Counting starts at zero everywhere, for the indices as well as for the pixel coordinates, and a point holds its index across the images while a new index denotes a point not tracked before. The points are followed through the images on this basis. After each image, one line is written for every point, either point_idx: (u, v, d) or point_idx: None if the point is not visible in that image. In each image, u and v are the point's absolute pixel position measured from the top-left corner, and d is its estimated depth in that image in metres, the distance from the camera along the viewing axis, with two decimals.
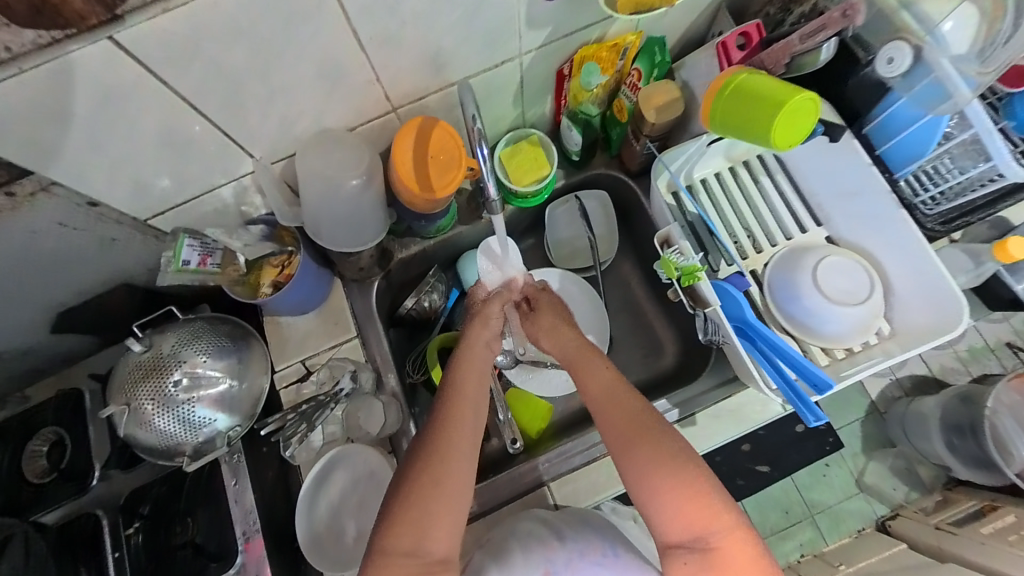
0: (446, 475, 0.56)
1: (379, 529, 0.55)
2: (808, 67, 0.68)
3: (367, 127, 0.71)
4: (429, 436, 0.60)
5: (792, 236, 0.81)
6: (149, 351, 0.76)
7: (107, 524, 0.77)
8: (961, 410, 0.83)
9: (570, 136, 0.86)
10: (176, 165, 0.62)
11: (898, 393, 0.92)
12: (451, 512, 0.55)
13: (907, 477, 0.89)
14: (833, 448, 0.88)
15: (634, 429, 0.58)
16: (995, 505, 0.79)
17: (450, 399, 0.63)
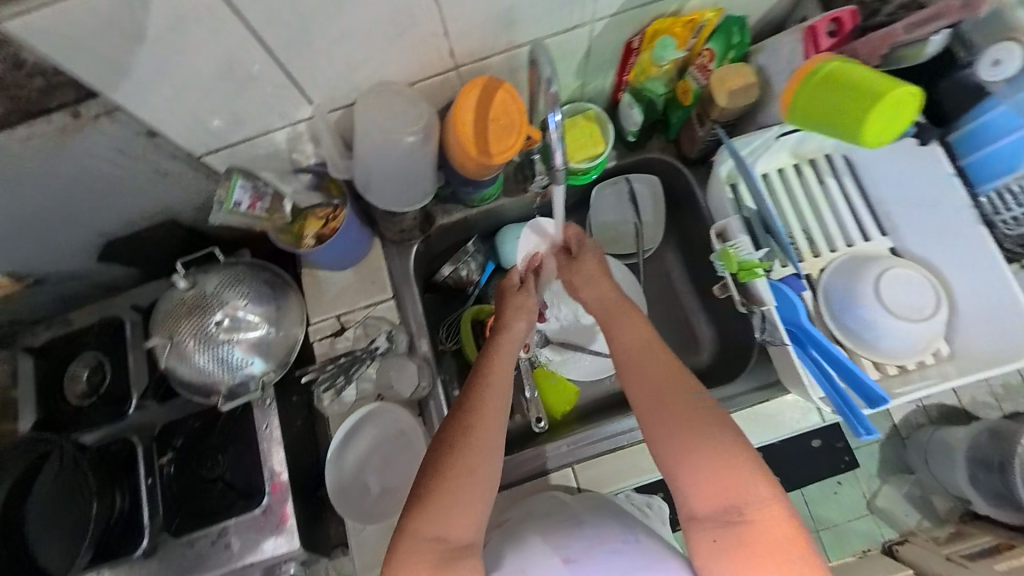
0: (476, 464, 0.57)
1: (409, 511, 0.55)
2: (910, 61, 0.64)
3: (427, 84, 0.69)
4: (456, 423, 0.59)
5: (854, 243, 0.77)
6: (193, 288, 0.77)
7: (141, 450, 0.81)
8: (990, 447, 0.79)
9: (630, 114, 0.82)
10: (237, 102, 0.62)
11: (923, 420, 0.89)
12: (476, 499, 0.55)
13: (921, 505, 0.87)
14: (847, 467, 0.86)
15: (666, 394, 0.58)
16: (1011, 543, 0.76)
17: (478, 387, 0.63)
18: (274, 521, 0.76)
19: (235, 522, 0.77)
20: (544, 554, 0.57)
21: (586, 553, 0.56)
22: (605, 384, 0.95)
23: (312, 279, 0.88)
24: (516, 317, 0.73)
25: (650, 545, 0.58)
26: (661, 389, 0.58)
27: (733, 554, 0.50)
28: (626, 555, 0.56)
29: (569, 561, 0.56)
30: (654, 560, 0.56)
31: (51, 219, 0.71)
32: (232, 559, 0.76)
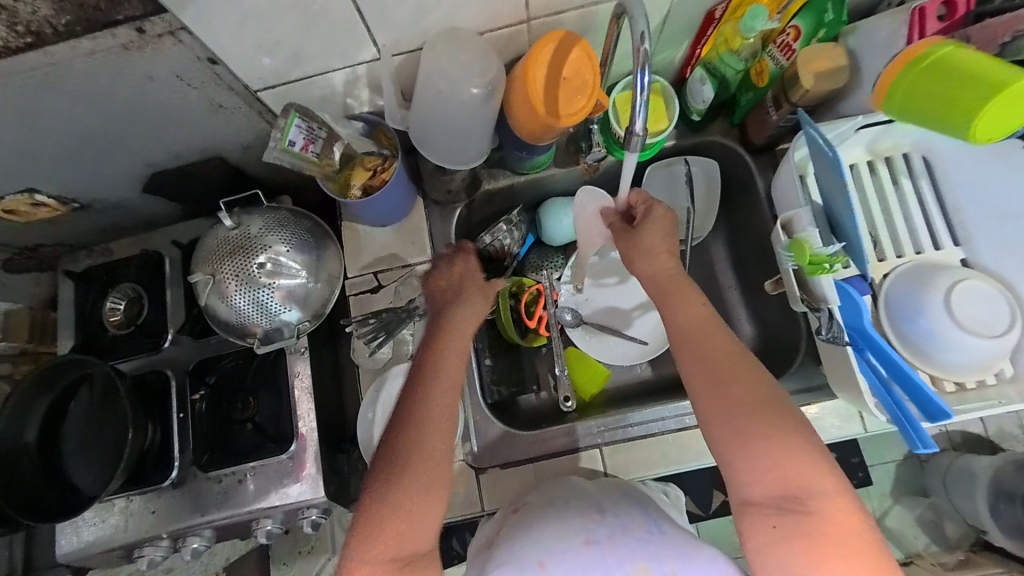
0: (422, 474, 0.56)
1: (362, 528, 0.54)
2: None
3: (496, 35, 0.65)
4: (405, 435, 0.57)
5: (923, 250, 0.73)
6: (237, 228, 0.76)
7: (175, 385, 0.82)
8: (1016, 477, 0.80)
9: (700, 91, 0.77)
10: (302, 35, 0.59)
11: (946, 445, 0.88)
12: (429, 510, 0.55)
13: (932, 529, 0.90)
14: (859, 483, 0.89)
15: (729, 377, 0.56)
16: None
17: (425, 397, 0.59)
18: (295, 469, 0.78)
19: (261, 464, 0.78)
20: (565, 538, 0.56)
21: (610, 538, 0.55)
22: (636, 370, 0.93)
23: (352, 233, 0.87)
24: (463, 307, 0.69)
25: (674, 534, 0.57)
26: (724, 371, 0.56)
27: (796, 543, 0.49)
28: (653, 541, 0.55)
29: (591, 543, 0.55)
30: (682, 549, 0.54)
31: (103, 143, 0.71)
32: (256, 500, 0.78)
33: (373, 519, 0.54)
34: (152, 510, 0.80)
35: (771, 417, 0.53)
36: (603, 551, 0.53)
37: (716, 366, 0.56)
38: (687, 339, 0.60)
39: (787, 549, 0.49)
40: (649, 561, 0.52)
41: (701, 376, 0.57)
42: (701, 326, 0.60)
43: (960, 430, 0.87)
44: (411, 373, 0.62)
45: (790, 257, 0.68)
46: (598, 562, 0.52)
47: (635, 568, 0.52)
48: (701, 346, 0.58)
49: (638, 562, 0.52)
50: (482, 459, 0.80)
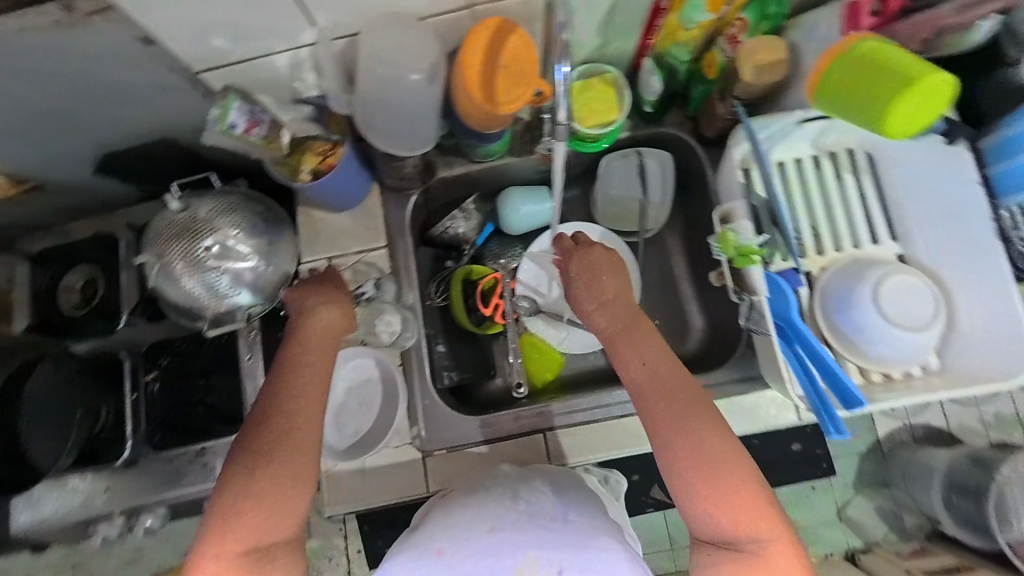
0: (274, 465, 0.57)
1: (217, 517, 0.55)
2: (955, 48, 0.63)
3: (440, 20, 0.65)
4: (265, 431, 0.58)
5: (861, 245, 0.74)
6: (185, 211, 0.76)
7: (128, 365, 0.84)
8: (969, 472, 0.81)
9: (649, 81, 0.78)
10: (238, 16, 0.59)
11: (908, 438, 0.92)
12: (286, 505, 0.56)
13: (892, 518, 0.91)
14: (823, 473, 0.89)
15: (688, 424, 0.58)
16: (971, 565, 0.79)
17: (284, 395, 0.60)
18: None
19: (216, 444, 0.80)
20: (474, 525, 0.57)
21: (513, 526, 0.56)
22: (592, 359, 0.94)
23: (309, 219, 0.87)
24: (330, 310, 0.67)
25: (577, 527, 0.58)
26: (677, 420, 0.59)
27: None
28: (553, 532, 0.56)
29: (494, 531, 0.56)
30: (578, 545, 0.55)
31: (46, 121, 0.70)
32: (207, 479, 0.80)
33: (221, 514, 0.55)
34: (104, 488, 0.81)
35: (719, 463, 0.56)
36: (502, 537, 0.55)
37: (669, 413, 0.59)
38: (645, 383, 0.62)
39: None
40: (540, 551, 0.53)
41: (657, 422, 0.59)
42: (656, 373, 0.61)
43: (922, 424, 0.90)
44: (275, 373, 0.62)
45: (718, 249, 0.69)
46: (495, 548, 0.53)
47: (524, 560, 0.52)
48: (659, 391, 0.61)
49: (529, 554, 0.52)
50: (428, 444, 0.81)
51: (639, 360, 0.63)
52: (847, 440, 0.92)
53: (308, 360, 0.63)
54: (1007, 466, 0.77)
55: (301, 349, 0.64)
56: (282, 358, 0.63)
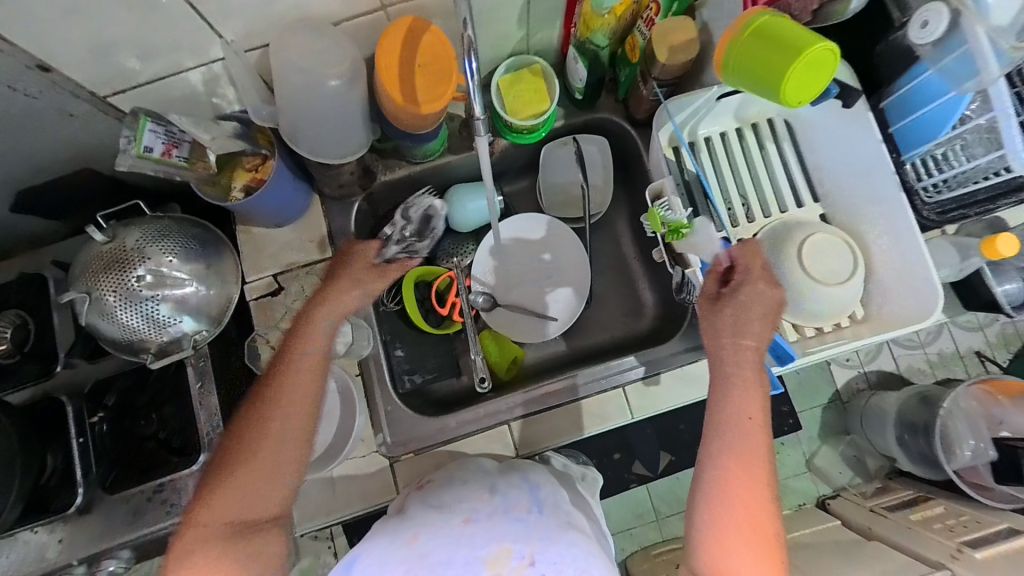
0: (254, 456, 0.61)
1: (206, 488, 0.61)
2: (836, 18, 0.62)
3: (354, 24, 0.65)
4: (252, 447, 0.62)
5: (787, 210, 0.79)
6: (112, 242, 0.73)
7: (71, 409, 0.77)
8: (917, 410, 0.88)
9: (576, 69, 0.80)
10: (140, 33, 0.57)
11: (863, 385, 0.98)
12: (275, 484, 0.62)
13: (855, 463, 0.98)
14: (791, 429, 0.97)
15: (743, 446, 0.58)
16: (927, 496, 0.88)
17: (273, 390, 0.64)
18: None
19: (175, 478, 0.76)
20: (450, 518, 0.59)
21: (488, 519, 0.58)
22: (554, 346, 0.95)
23: (249, 236, 0.85)
24: (349, 289, 0.69)
25: (551, 519, 0.60)
26: (748, 461, 0.58)
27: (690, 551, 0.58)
28: (528, 525, 0.58)
29: (470, 522, 0.58)
30: (551, 536, 0.57)
31: None
32: (171, 515, 0.75)
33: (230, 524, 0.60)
34: (58, 539, 0.76)
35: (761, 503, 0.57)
36: (477, 528, 0.57)
37: (741, 444, 0.58)
38: (730, 412, 0.60)
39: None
40: (513, 542, 0.56)
41: (723, 447, 0.59)
42: (750, 411, 0.59)
43: (875, 369, 0.97)
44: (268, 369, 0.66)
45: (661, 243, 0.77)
46: (468, 538, 0.56)
47: (497, 549, 0.55)
48: (739, 425, 0.59)
49: (502, 544, 0.55)
50: (394, 448, 0.82)
51: (739, 399, 0.60)
52: (804, 394, 0.99)
53: (288, 355, 0.65)
54: (947, 401, 0.84)
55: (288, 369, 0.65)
56: (275, 374, 0.65)
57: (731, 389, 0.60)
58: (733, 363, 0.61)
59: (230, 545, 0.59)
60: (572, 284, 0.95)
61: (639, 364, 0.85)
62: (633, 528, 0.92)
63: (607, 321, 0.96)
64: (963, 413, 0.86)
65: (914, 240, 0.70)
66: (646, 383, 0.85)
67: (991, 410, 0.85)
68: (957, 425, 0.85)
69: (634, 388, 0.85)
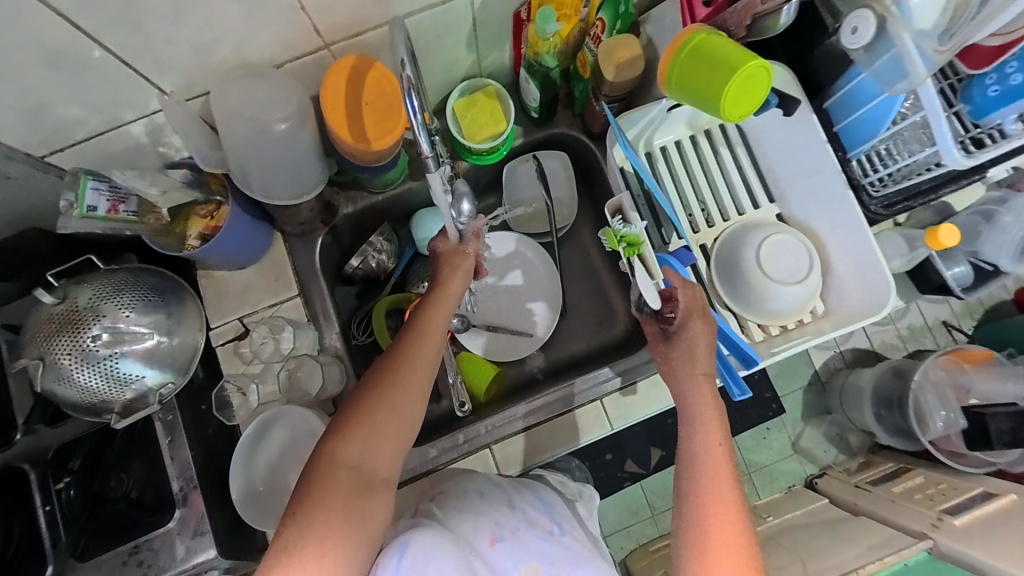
0: (399, 406, 0.60)
1: (327, 440, 0.58)
2: (769, 31, 0.64)
3: (298, 64, 0.65)
4: (362, 425, 0.58)
5: (745, 211, 0.81)
6: (63, 303, 0.71)
7: (35, 478, 0.74)
8: (892, 384, 0.91)
9: (529, 90, 0.81)
10: (73, 91, 0.56)
11: (840, 364, 1.01)
12: (399, 440, 0.60)
13: (838, 442, 0.99)
14: (775, 413, 0.99)
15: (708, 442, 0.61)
16: (908, 466, 0.92)
17: (406, 345, 0.63)
18: (189, 532, 0.73)
19: (149, 539, 0.73)
20: (478, 533, 0.65)
21: (513, 535, 0.65)
22: (533, 361, 0.96)
23: (211, 280, 0.83)
24: (452, 275, 0.70)
25: (574, 541, 0.67)
26: (720, 497, 0.58)
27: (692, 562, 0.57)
28: (552, 544, 0.66)
29: (497, 541, 0.65)
30: (574, 558, 0.65)
31: None
32: None
33: (323, 515, 0.55)
34: None
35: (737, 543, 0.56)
36: (505, 547, 0.64)
37: (708, 479, 0.59)
38: (692, 448, 0.61)
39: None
40: (540, 561, 0.64)
41: (692, 482, 0.60)
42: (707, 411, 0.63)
43: (851, 348, 1.00)
44: (402, 328, 0.65)
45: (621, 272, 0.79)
46: (501, 558, 0.63)
47: (524, 566, 0.63)
48: (704, 461, 0.60)
49: (528, 562, 0.63)
50: None
51: (699, 395, 0.63)
52: (783, 377, 1.00)
53: (430, 315, 0.66)
54: (919, 374, 0.88)
55: (417, 350, 0.63)
56: (387, 352, 0.63)
57: (695, 408, 0.63)
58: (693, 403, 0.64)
59: (323, 537, 0.54)
60: (545, 298, 0.95)
61: (615, 375, 0.86)
62: (631, 525, 0.92)
63: (583, 330, 0.97)
64: (932, 385, 0.88)
65: (863, 235, 0.72)
66: (622, 394, 0.86)
67: (958, 377, 0.88)
68: (928, 398, 0.87)
69: (611, 399, 0.86)
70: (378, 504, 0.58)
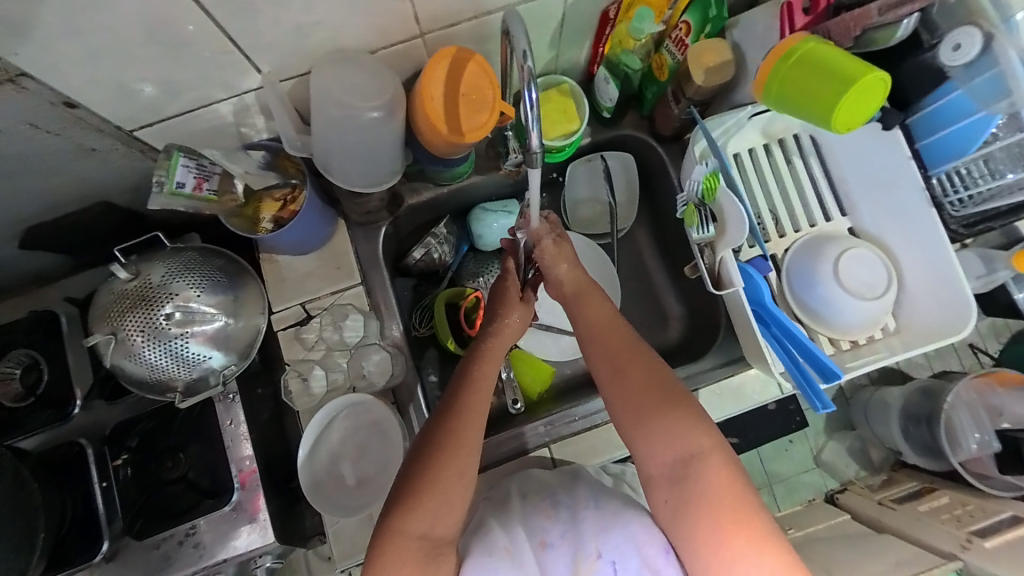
0: (464, 470, 0.60)
1: (394, 511, 0.58)
2: (879, 43, 0.68)
3: (390, 51, 0.65)
4: (419, 485, 0.58)
5: (816, 223, 0.81)
6: (136, 279, 0.70)
7: (92, 454, 0.73)
8: (920, 403, 0.91)
9: (605, 90, 0.80)
10: (170, 66, 0.55)
11: (864, 381, 0.99)
12: (464, 503, 0.60)
13: (860, 456, 0.98)
14: (798, 425, 0.95)
15: (620, 355, 0.67)
16: (932, 486, 0.89)
17: (465, 405, 0.63)
18: (245, 516, 0.73)
19: (207, 520, 0.72)
20: (526, 537, 0.63)
21: (562, 539, 0.63)
22: (582, 362, 0.95)
23: (272, 265, 0.82)
24: (510, 321, 0.73)
25: (607, 509, 0.64)
26: (635, 376, 0.65)
27: (677, 494, 0.59)
28: (588, 526, 0.63)
29: (546, 546, 0.62)
30: (607, 525, 0.62)
31: None
32: (204, 558, 0.71)
33: None
34: None
35: (672, 411, 0.62)
36: (556, 553, 0.61)
37: (619, 366, 0.66)
38: (597, 351, 0.69)
39: (677, 516, 0.59)
40: (581, 549, 0.61)
41: (609, 376, 0.67)
42: (602, 324, 0.70)
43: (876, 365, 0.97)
44: (457, 384, 0.65)
45: (696, 230, 0.76)
46: (552, 563, 0.61)
47: (575, 563, 0.60)
48: (608, 353, 0.68)
49: (577, 555, 0.61)
50: None
51: (591, 315, 0.71)
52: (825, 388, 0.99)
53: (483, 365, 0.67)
54: (951, 395, 0.86)
55: (466, 411, 0.62)
56: (444, 410, 0.63)
57: (593, 337, 0.70)
58: (586, 316, 0.72)
59: None
60: None
61: None
62: None
63: None
64: (965, 404, 0.86)
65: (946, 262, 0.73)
66: None
67: (990, 399, 0.86)
68: (960, 417, 0.86)
69: None
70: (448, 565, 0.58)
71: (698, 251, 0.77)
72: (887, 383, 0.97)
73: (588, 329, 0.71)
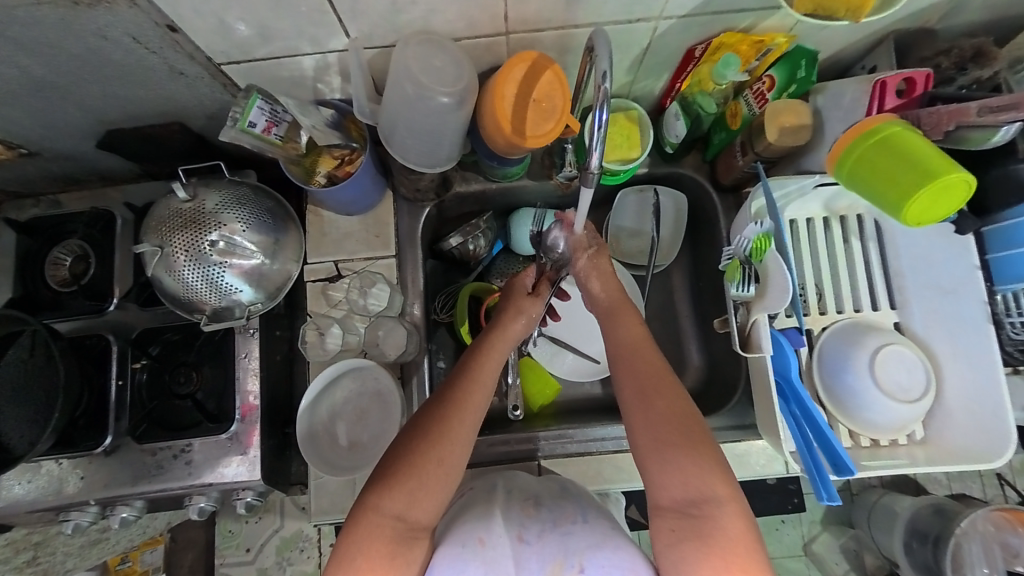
0: (445, 459, 0.60)
1: (373, 488, 0.59)
2: (973, 143, 0.64)
3: (474, 42, 0.67)
4: (403, 461, 0.60)
5: (862, 309, 0.77)
6: (192, 202, 0.73)
7: (117, 350, 0.78)
8: (931, 521, 0.83)
9: (674, 125, 0.78)
10: (268, 13, 0.59)
11: (875, 481, 0.94)
12: (442, 491, 0.60)
13: (852, 557, 0.94)
14: (793, 509, 0.93)
15: (654, 381, 0.65)
16: None
17: (457, 395, 0.64)
18: (238, 447, 0.76)
19: (201, 442, 0.76)
20: (503, 530, 0.61)
21: (540, 538, 0.60)
22: (586, 386, 0.94)
23: (316, 218, 0.85)
24: (514, 318, 0.73)
25: (596, 525, 0.63)
26: (663, 404, 0.63)
27: (688, 540, 0.57)
28: (573, 534, 0.61)
29: (521, 541, 0.60)
30: (596, 543, 0.60)
31: (46, 91, 0.67)
32: (191, 476, 0.76)
33: (363, 565, 0.55)
34: (79, 475, 0.76)
35: (694, 452, 0.60)
36: (530, 550, 0.59)
37: (653, 392, 0.65)
38: (630, 370, 0.67)
39: (680, 550, 0.57)
40: (563, 556, 0.58)
41: (638, 400, 0.65)
42: (641, 338, 0.69)
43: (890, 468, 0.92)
44: (454, 374, 0.67)
45: (735, 286, 0.73)
46: (524, 560, 0.58)
47: (552, 567, 0.57)
48: (646, 376, 0.66)
49: (556, 560, 0.58)
50: None
51: (633, 326, 0.71)
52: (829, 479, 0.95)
53: (480, 360, 0.67)
54: (965, 521, 0.78)
55: (460, 401, 0.63)
56: (448, 396, 0.64)
57: (632, 353, 0.68)
58: (625, 334, 0.71)
59: None
60: None
61: None
62: None
63: None
64: (978, 536, 0.78)
65: (994, 379, 0.70)
66: None
67: (1007, 538, 0.77)
68: (971, 548, 0.78)
69: None
70: (421, 554, 0.59)
71: (733, 308, 0.75)
72: (898, 491, 0.91)
73: (623, 346, 0.69)
